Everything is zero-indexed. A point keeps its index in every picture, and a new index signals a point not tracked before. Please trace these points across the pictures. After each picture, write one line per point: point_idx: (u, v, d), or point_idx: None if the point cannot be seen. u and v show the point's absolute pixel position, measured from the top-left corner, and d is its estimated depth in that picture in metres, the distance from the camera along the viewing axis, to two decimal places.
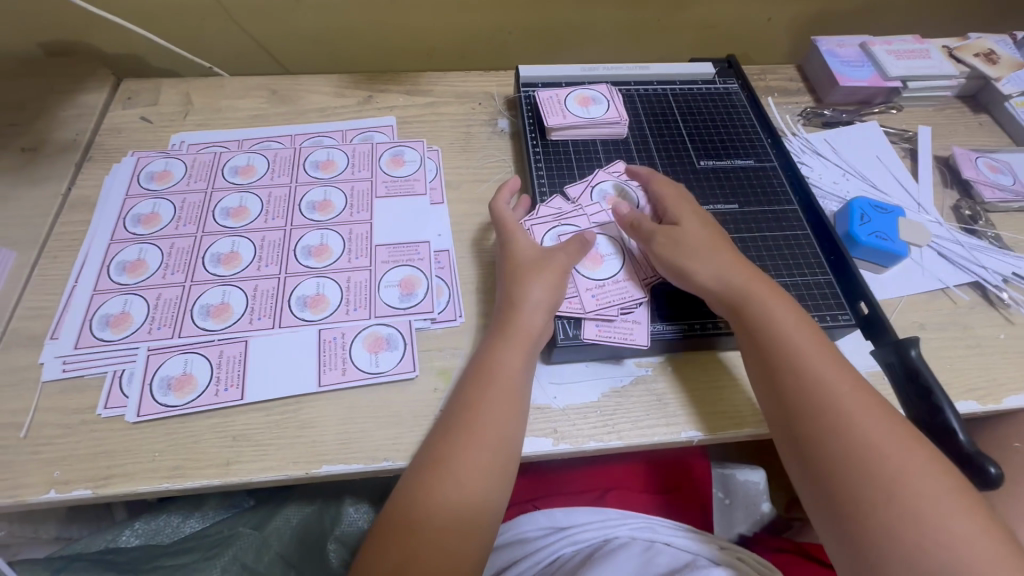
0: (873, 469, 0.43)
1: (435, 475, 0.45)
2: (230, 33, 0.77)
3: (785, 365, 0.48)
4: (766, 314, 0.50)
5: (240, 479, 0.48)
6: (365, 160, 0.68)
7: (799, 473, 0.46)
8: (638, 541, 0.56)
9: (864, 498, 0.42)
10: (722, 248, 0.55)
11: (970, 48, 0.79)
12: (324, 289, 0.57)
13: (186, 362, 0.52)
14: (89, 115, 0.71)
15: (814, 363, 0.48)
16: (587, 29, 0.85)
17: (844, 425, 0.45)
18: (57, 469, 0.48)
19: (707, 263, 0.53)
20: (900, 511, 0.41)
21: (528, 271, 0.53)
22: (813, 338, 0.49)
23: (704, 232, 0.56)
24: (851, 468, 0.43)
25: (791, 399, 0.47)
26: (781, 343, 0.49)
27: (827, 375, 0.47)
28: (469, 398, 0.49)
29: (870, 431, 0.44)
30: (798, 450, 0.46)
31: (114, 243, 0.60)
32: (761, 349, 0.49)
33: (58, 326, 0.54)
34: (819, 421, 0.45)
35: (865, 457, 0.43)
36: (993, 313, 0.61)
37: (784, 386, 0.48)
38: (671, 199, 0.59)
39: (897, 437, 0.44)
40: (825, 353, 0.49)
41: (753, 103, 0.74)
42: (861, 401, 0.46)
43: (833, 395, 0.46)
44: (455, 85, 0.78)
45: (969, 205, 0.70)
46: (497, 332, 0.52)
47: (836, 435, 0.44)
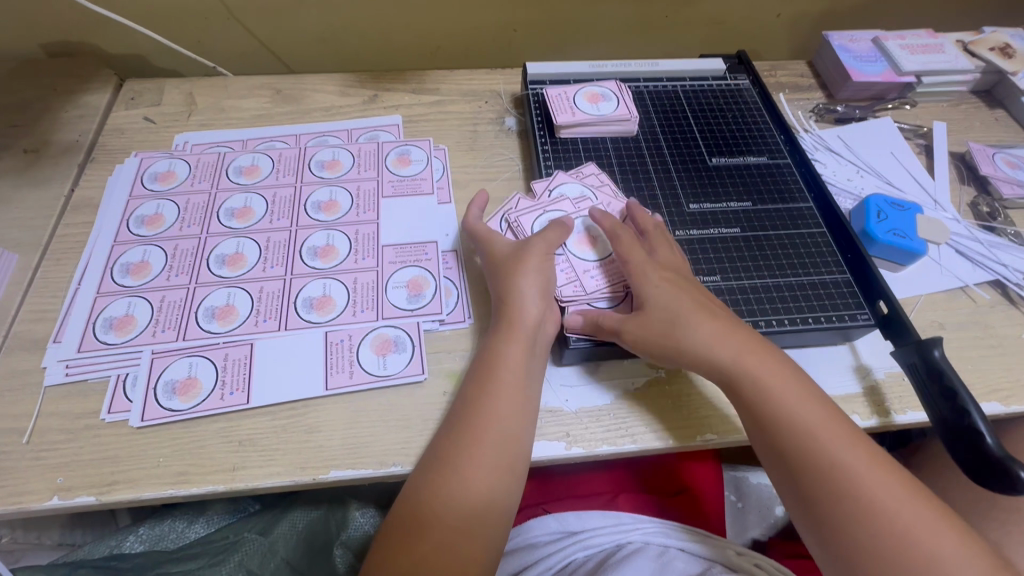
0: (877, 530, 0.41)
1: (446, 478, 0.44)
2: (233, 32, 0.76)
3: (780, 430, 0.45)
4: (757, 375, 0.47)
5: (246, 485, 0.47)
6: (371, 160, 0.67)
7: (811, 539, 0.44)
8: (652, 546, 0.54)
9: (871, 560, 0.41)
10: (702, 307, 0.50)
11: (985, 42, 0.78)
12: (330, 290, 0.56)
13: (191, 366, 0.52)
14: (93, 115, 0.70)
15: (810, 425, 0.45)
16: (594, 26, 0.84)
17: (844, 488, 0.43)
18: (60, 476, 0.47)
19: (688, 340, 0.48)
20: (907, 569, 0.40)
21: (524, 262, 0.52)
22: (808, 402, 0.46)
23: (676, 293, 0.50)
24: (856, 534, 0.42)
25: (790, 463, 0.45)
26: (775, 406, 0.46)
27: (823, 435, 0.45)
28: (475, 397, 0.47)
29: (871, 489, 0.42)
30: (803, 513, 0.44)
31: (118, 244, 0.59)
32: (754, 414, 0.47)
33: (61, 330, 0.54)
34: (822, 485, 0.43)
35: (869, 518, 0.42)
36: (1015, 312, 0.60)
37: (788, 457, 0.45)
38: (636, 255, 0.53)
39: (897, 493, 0.42)
40: (820, 408, 0.46)
41: (764, 99, 0.72)
42: (868, 466, 0.43)
43: (838, 463, 0.44)
44: (461, 83, 0.77)
45: (987, 201, 0.68)
46: (497, 328, 0.51)
47: (837, 498, 0.43)
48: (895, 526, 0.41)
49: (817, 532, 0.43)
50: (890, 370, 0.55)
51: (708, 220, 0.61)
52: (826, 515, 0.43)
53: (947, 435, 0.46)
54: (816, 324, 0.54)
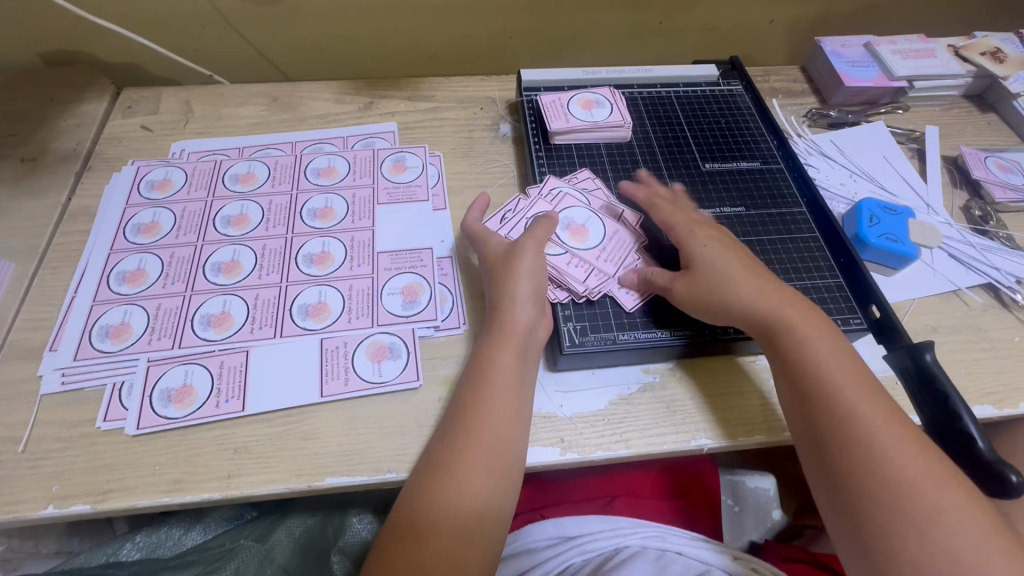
0: (884, 476, 0.42)
1: (441, 485, 0.44)
2: (230, 41, 0.77)
3: (805, 375, 0.47)
4: (790, 324, 0.49)
5: (241, 493, 0.47)
6: (366, 167, 0.68)
7: (828, 504, 0.44)
8: (650, 550, 0.54)
9: (887, 519, 0.41)
10: (742, 266, 0.53)
11: (976, 47, 0.79)
12: (326, 297, 0.57)
13: (186, 373, 0.52)
14: (90, 124, 0.71)
15: (833, 373, 0.46)
16: (589, 33, 0.84)
17: (859, 433, 0.44)
18: (56, 484, 0.47)
19: (728, 288, 0.51)
20: (907, 517, 0.40)
21: (517, 266, 0.52)
22: (843, 362, 0.47)
23: (721, 252, 0.54)
24: (863, 477, 0.42)
25: (809, 408, 0.46)
26: (805, 352, 0.48)
27: (845, 382, 0.46)
28: (469, 404, 0.47)
29: (892, 448, 0.43)
30: (814, 456, 0.45)
31: (114, 252, 0.59)
32: (782, 360, 0.48)
33: (58, 338, 0.54)
34: (837, 428, 0.44)
35: (878, 464, 0.42)
36: (1008, 315, 0.60)
37: (816, 414, 0.45)
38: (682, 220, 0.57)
39: (909, 446, 0.43)
40: (846, 360, 0.47)
41: (757, 104, 0.73)
42: (898, 430, 0.43)
43: (867, 423, 0.44)
44: (456, 90, 0.77)
45: (979, 205, 0.69)
46: (490, 333, 0.51)
47: (849, 441, 0.44)
48: (908, 477, 0.41)
49: (823, 474, 0.44)
50: (883, 375, 0.55)
51: None
52: (836, 457, 0.44)
53: (938, 438, 0.47)
54: None
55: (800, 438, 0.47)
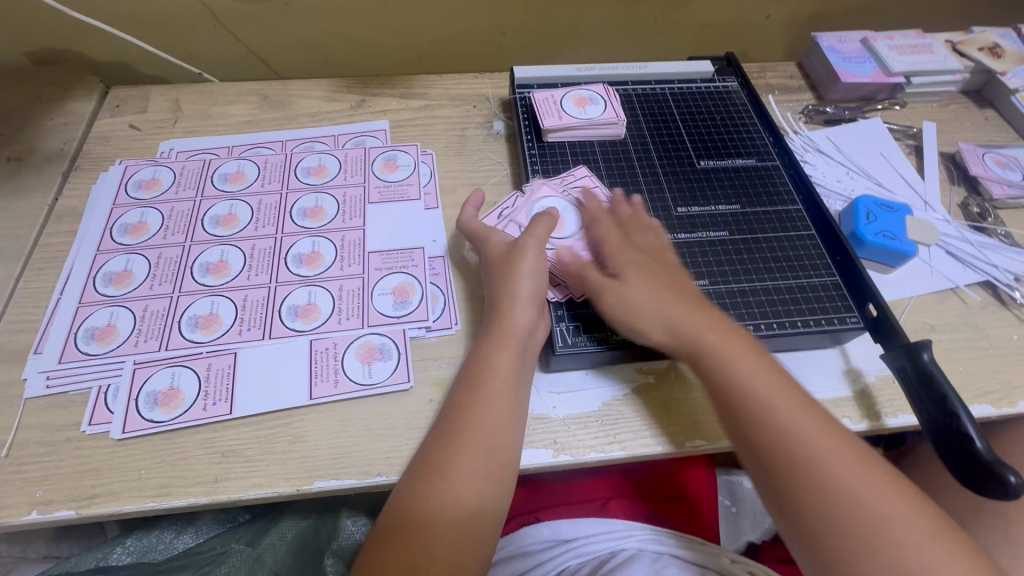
0: (825, 495, 0.41)
1: (434, 487, 0.43)
2: (220, 38, 0.76)
3: (734, 398, 0.46)
4: (714, 346, 0.48)
5: (229, 497, 0.46)
6: (358, 166, 0.67)
7: (784, 526, 0.43)
8: (646, 552, 0.54)
9: (837, 540, 0.40)
10: (663, 285, 0.51)
11: (974, 42, 0.78)
12: (316, 298, 0.56)
13: (173, 376, 0.51)
14: (77, 123, 0.70)
15: (762, 393, 0.45)
16: (583, 30, 0.84)
17: (795, 453, 0.43)
18: (39, 490, 0.46)
19: (649, 312, 0.50)
20: (854, 535, 0.40)
21: (520, 265, 0.51)
22: (772, 380, 0.46)
23: (644, 273, 0.52)
24: (806, 497, 0.42)
25: (744, 430, 0.45)
26: (731, 374, 0.46)
27: (774, 401, 0.45)
28: (466, 405, 0.47)
29: (831, 466, 0.42)
30: (758, 478, 0.45)
31: (100, 253, 0.59)
32: (710, 383, 0.47)
33: (42, 340, 0.53)
34: (773, 450, 0.44)
35: (818, 482, 0.42)
36: (1006, 313, 0.59)
37: (754, 438, 0.45)
38: (609, 238, 0.55)
39: (846, 459, 0.43)
40: (773, 377, 0.46)
41: (753, 101, 0.72)
42: (835, 445, 0.43)
43: (804, 443, 0.43)
44: (449, 88, 0.77)
45: (977, 201, 0.68)
46: (489, 333, 0.50)
47: (786, 462, 0.43)
48: (852, 493, 0.41)
49: (770, 495, 0.44)
50: (880, 374, 0.54)
51: (697, 223, 0.61)
52: (778, 478, 0.43)
53: (935, 439, 0.46)
54: (804, 327, 0.53)
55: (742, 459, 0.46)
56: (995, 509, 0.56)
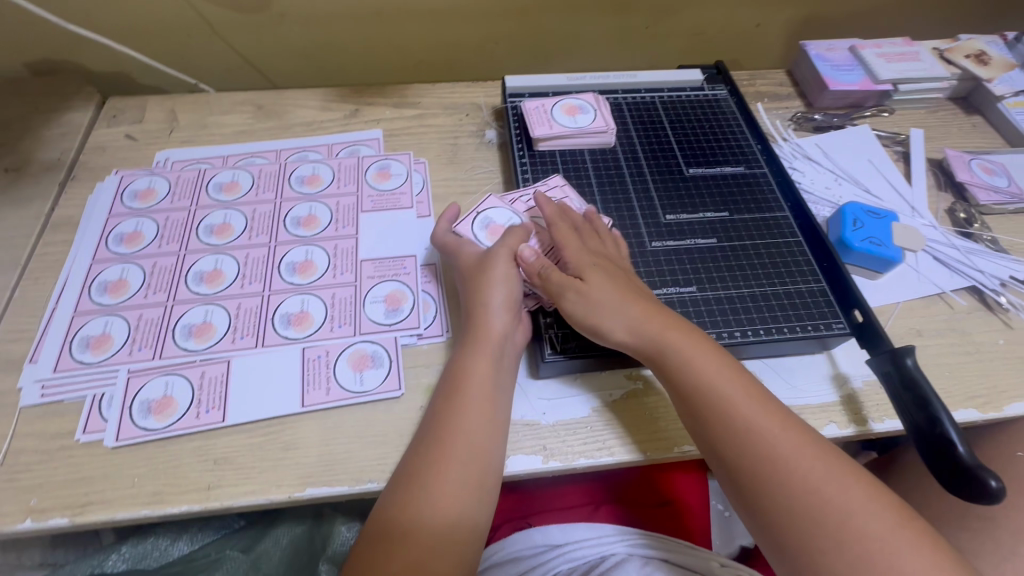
0: (788, 494, 0.42)
1: (416, 495, 0.44)
2: (216, 49, 0.77)
3: (696, 401, 0.47)
4: (675, 349, 0.48)
5: (221, 504, 0.47)
6: (351, 174, 0.67)
7: (754, 525, 0.44)
8: (636, 557, 0.54)
9: (804, 537, 0.41)
10: (622, 288, 0.51)
11: (960, 50, 0.79)
12: (308, 306, 0.56)
13: (166, 384, 0.51)
14: (75, 133, 0.71)
15: (726, 395, 0.46)
16: (575, 39, 0.85)
17: (757, 453, 0.44)
18: (33, 497, 0.46)
19: (610, 316, 0.49)
20: (818, 534, 0.41)
21: (492, 273, 0.52)
22: (735, 381, 0.47)
23: (603, 274, 0.52)
24: (769, 498, 0.43)
25: (708, 433, 0.46)
26: (693, 378, 0.47)
27: (734, 404, 0.46)
28: (446, 412, 0.47)
29: (795, 464, 0.43)
30: (725, 478, 0.45)
31: (96, 263, 0.59)
32: (672, 387, 0.48)
33: (38, 349, 0.54)
34: (736, 452, 0.44)
35: (782, 482, 0.42)
36: (992, 318, 0.60)
37: (720, 440, 0.45)
38: (568, 239, 0.54)
39: (806, 456, 0.43)
40: (733, 378, 0.47)
41: (742, 109, 0.73)
42: (798, 443, 0.44)
43: (767, 442, 0.44)
44: (442, 97, 0.77)
45: (964, 207, 0.69)
46: (466, 341, 0.51)
47: (749, 463, 0.44)
48: (816, 491, 0.42)
49: (739, 497, 0.45)
50: (867, 380, 0.55)
51: (685, 230, 0.61)
52: (744, 479, 0.44)
53: (919, 443, 0.46)
54: (790, 333, 0.54)
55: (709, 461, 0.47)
56: (982, 513, 0.56)
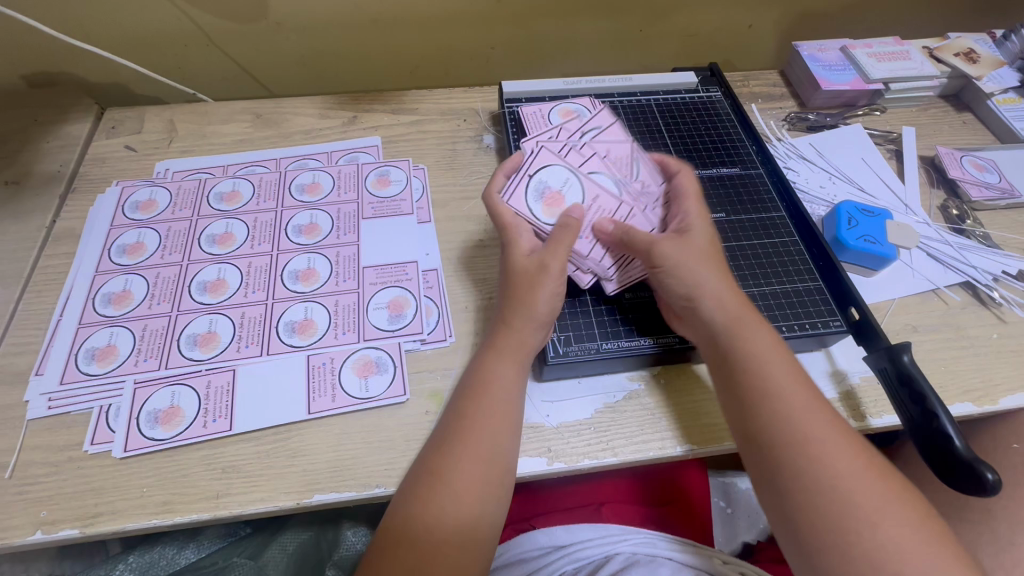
0: (827, 476, 0.41)
1: (437, 493, 0.44)
2: (214, 59, 0.77)
3: (750, 374, 0.47)
4: (738, 323, 0.49)
5: (230, 512, 0.47)
6: (351, 182, 0.68)
7: (773, 509, 0.43)
8: (639, 556, 0.54)
9: (829, 520, 0.40)
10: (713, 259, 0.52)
11: (950, 48, 0.80)
12: (312, 314, 0.57)
13: (173, 394, 0.52)
14: (74, 145, 0.71)
15: (772, 372, 0.46)
16: (570, 42, 0.85)
17: (799, 433, 0.43)
18: (43, 510, 0.47)
19: (691, 279, 0.50)
20: (853, 516, 0.40)
21: (531, 285, 0.51)
22: (781, 361, 0.47)
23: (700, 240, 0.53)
24: (806, 476, 0.42)
25: (752, 406, 0.46)
26: (748, 353, 0.47)
27: (788, 385, 0.46)
28: (468, 414, 0.48)
29: (829, 448, 0.43)
30: (753, 456, 0.45)
31: (100, 275, 0.60)
32: (725, 358, 0.48)
33: (43, 362, 0.54)
34: (777, 428, 0.44)
35: (817, 465, 0.42)
36: (986, 313, 0.61)
37: (759, 416, 0.45)
38: (688, 197, 0.56)
39: (848, 444, 0.43)
40: (788, 363, 0.47)
41: (736, 111, 0.74)
42: (833, 427, 0.44)
43: (806, 423, 0.44)
44: (440, 102, 0.78)
45: (956, 204, 0.70)
46: (492, 347, 0.51)
47: (793, 443, 0.43)
48: (847, 476, 0.41)
49: (765, 476, 0.44)
50: (865, 376, 0.56)
51: None
52: (777, 456, 0.43)
53: (917, 438, 0.47)
54: (788, 331, 0.55)
55: (739, 438, 0.46)
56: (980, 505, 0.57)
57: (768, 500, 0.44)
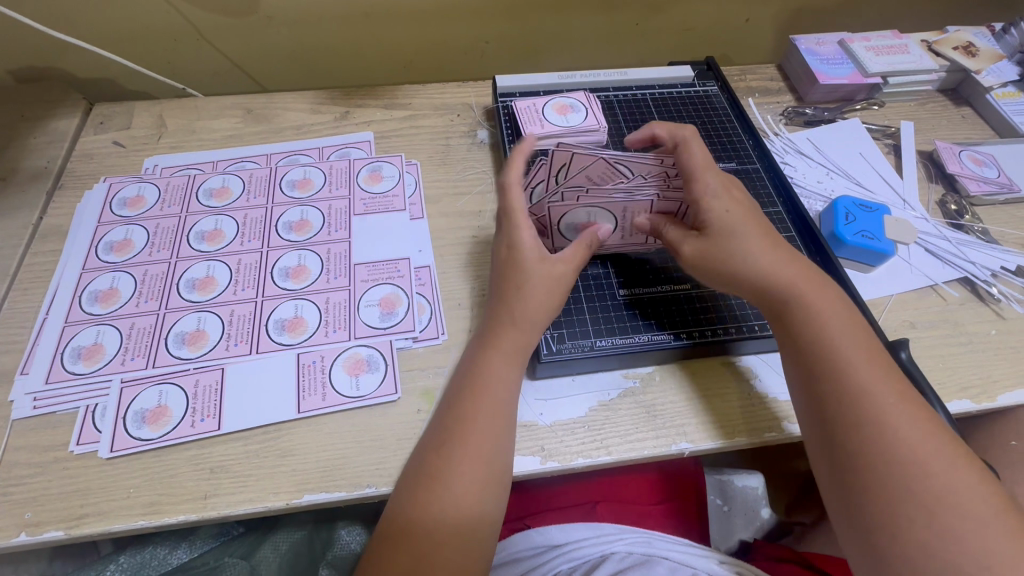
0: (890, 456, 0.40)
1: (436, 495, 0.43)
2: (203, 54, 0.76)
3: (817, 348, 0.46)
4: (804, 301, 0.48)
5: (219, 513, 0.47)
6: (343, 177, 0.67)
7: (829, 480, 0.43)
8: (635, 555, 0.53)
9: (890, 496, 0.39)
10: (772, 236, 0.51)
11: (949, 42, 0.79)
12: (302, 311, 0.56)
13: (161, 394, 0.51)
14: (61, 141, 0.70)
15: (839, 347, 0.45)
16: (565, 36, 0.84)
17: (863, 411, 0.42)
18: (28, 511, 0.46)
19: (743, 259, 0.49)
20: (910, 500, 0.39)
21: (532, 286, 0.50)
22: (852, 337, 0.46)
23: (746, 217, 0.51)
24: (867, 455, 0.41)
25: (820, 379, 0.45)
26: (815, 330, 0.46)
27: (857, 359, 0.45)
28: (465, 414, 0.47)
29: (897, 424, 0.41)
30: (814, 427, 0.45)
31: (86, 272, 0.59)
32: (791, 331, 0.48)
33: (28, 362, 0.53)
34: (842, 405, 0.43)
35: (882, 441, 0.41)
36: (984, 309, 0.60)
37: (823, 388, 0.44)
38: (704, 165, 0.51)
39: (919, 427, 0.41)
40: (860, 340, 0.46)
41: (733, 105, 0.73)
42: (903, 405, 0.42)
43: (873, 398, 0.43)
44: (433, 97, 0.77)
45: (955, 199, 0.69)
46: (485, 344, 0.50)
47: (858, 418, 0.42)
48: (915, 454, 0.40)
49: (825, 447, 0.44)
50: None
51: None
52: (839, 433, 0.43)
53: None
54: None
55: (803, 409, 0.46)
56: None
57: (825, 472, 0.44)
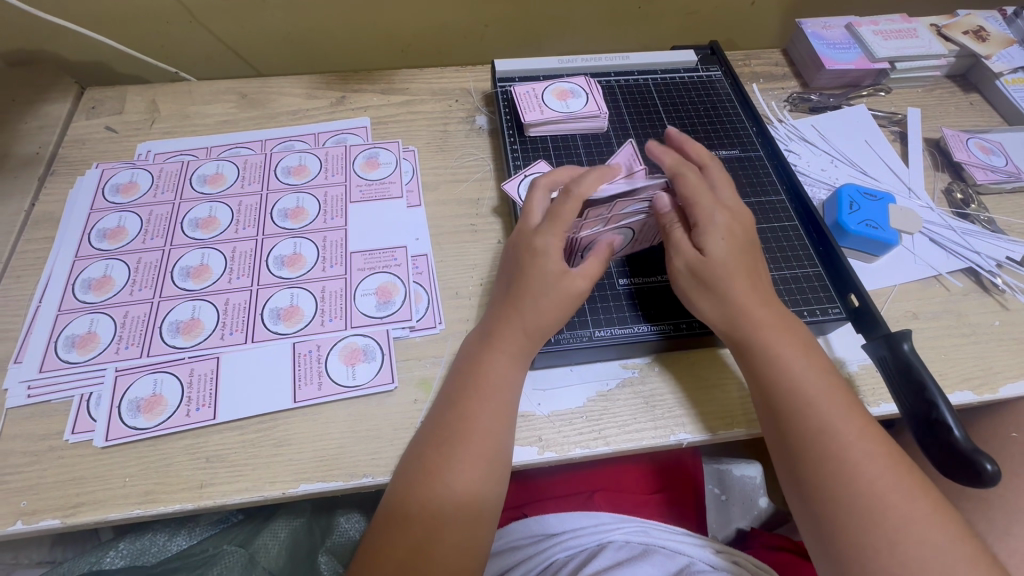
0: (851, 487, 0.41)
1: (430, 489, 0.43)
2: (196, 35, 0.74)
3: (780, 383, 0.46)
4: (766, 334, 0.47)
5: (215, 502, 0.46)
6: (338, 164, 0.66)
7: (799, 510, 0.44)
8: (632, 545, 0.54)
9: (855, 528, 0.40)
10: (747, 266, 0.49)
11: (959, 26, 0.77)
12: (298, 300, 0.55)
13: (155, 382, 0.51)
14: (53, 126, 0.69)
15: (802, 380, 0.45)
16: (567, 19, 0.82)
17: (826, 445, 0.43)
18: (23, 500, 0.46)
19: (717, 287, 0.48)
20: (875, 526, 0.40)
21: (538, 278, 0.49)
22: (813, 369, 0.46)
23: (729, 247, 0.49)
24: (830, 486, 0.42)
25: (784, 414, 0.45)
26: (778, 364, 0.46)
27: (819, 393, 0.45)
28: (461, 411, 0.46)
29: (859, 457, 0.42)
30: (781, 460, 0.45)
31: (79, 260, 0.58)
32: (755, 365, 0.47)
33: (22, 349, 0.52)
34: (804, 443, 0.44)
35: (845, 475, 0.42)
36: (988, 299, 0.59)
37: (789, 424, 0.45)
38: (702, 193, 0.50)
39: (880, 460, 0.42)
40: (819, 371, 0.46)
41: (737, 90, 0.72)
42: (864, 437, 0.43)
43: (835, 433, 0.43)
44: (431, 81, 0.76)
45: (961, 187, 0.68)
46: (483, 339, 0.50)
47: (822, 453, 0.43)
48: (877, 485, 0.41)
49: (792, 480, 0.44)
50: (863, 363, 0.54)
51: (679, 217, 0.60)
52: (803, 466, 0.43)
53: (916, 428, 0.46)
54: None
55: (770, 440, 0.46)
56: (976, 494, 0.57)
57: (796, 502, 0.44)
